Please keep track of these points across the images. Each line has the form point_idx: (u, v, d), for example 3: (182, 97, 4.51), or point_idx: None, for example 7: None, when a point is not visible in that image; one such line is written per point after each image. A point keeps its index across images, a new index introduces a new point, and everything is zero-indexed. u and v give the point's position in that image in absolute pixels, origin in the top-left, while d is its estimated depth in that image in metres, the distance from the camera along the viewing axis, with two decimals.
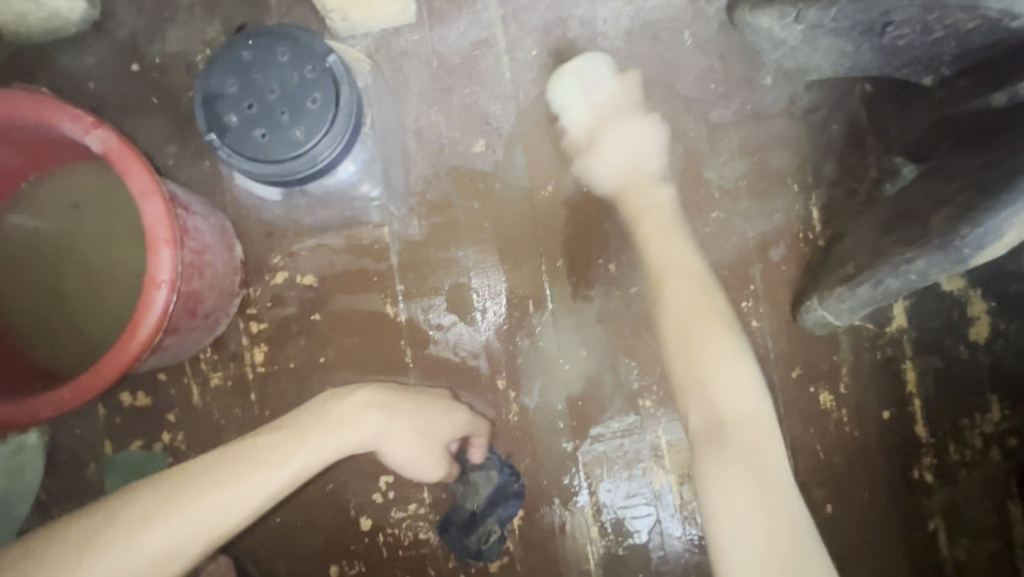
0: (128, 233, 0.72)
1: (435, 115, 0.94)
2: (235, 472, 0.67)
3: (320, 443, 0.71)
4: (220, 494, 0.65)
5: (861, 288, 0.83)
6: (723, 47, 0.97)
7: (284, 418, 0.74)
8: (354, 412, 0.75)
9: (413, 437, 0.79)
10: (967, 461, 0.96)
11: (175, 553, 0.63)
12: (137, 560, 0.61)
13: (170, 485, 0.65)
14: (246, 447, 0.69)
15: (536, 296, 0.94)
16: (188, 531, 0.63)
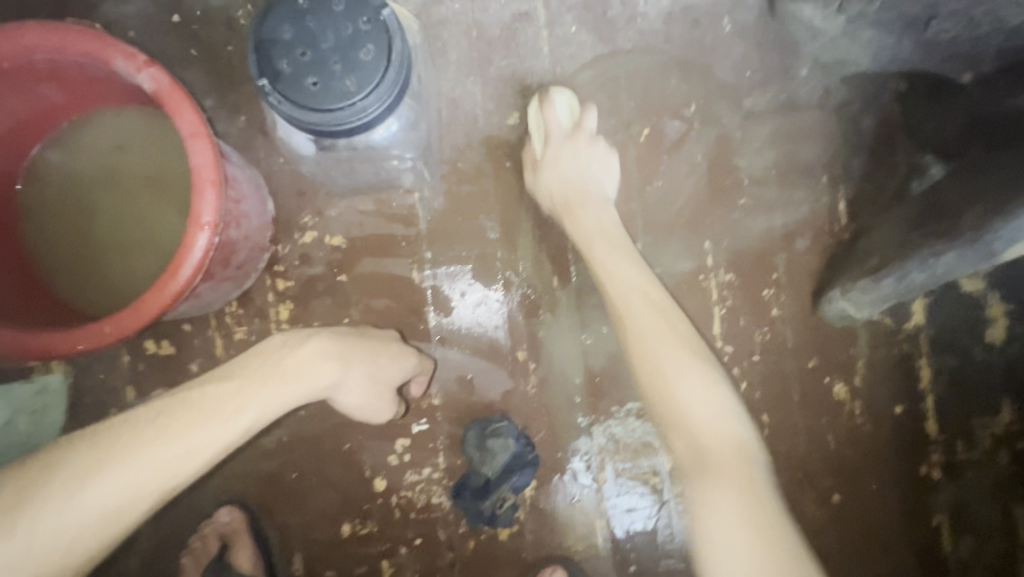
0: (168, 178, 0.72)
1: (472, 85, 0.94)
2: (187, 418, 0.66)
3: (275, 389, 0.72)
4: (170, 442, 0.64)
5: (885, 281, 0.83)
6: (762, 35, 0.97)
7: (237, 365, 0.73)
8: (306, 358, 0.75)
9: (367, 385, 0.80)
10: (975, 461, 0.97)
11: (126, 506, 0.62)
12: (86, 514, 0.60)
13: (114, 439, 0.63)
14: (200, 394, 0.69)
15: (561, 271, 0.94)
16: (147, 479, 0.62)
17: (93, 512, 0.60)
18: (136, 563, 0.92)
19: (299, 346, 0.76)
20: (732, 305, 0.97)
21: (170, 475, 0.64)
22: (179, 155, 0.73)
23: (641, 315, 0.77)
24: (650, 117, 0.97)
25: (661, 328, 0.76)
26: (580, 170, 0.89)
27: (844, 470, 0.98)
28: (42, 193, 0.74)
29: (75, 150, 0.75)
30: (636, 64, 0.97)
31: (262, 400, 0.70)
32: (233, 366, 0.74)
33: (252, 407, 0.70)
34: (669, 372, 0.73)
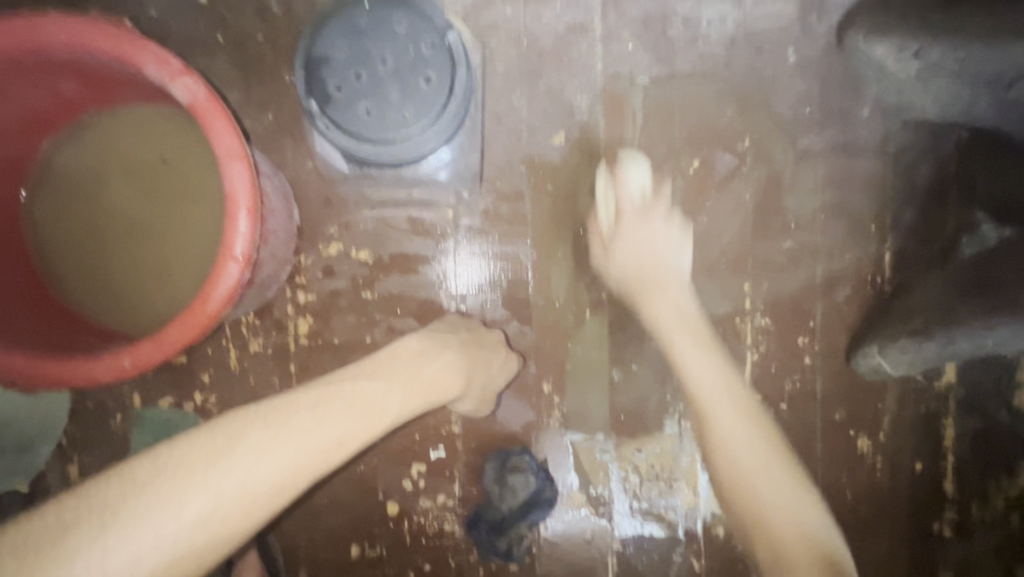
0: (197, 190, 0.67)
1: (517, 99, 0.88)
2: (323, 422, 0.62)
3: (409, 395, 0.71)
4: (302, 444, 0.60)
5: (928, 345, 0.80)
6: (826, 71, 0.92)
7: (365, 367, 0.71)
8: (440, 368, 0.76)
9: (477, 393, 0.84)
10: (986, 521, 0.97)
11: (284, 488, 0.59)
12: (251, 493, 0.56)
13: (276, 418, 0.61)
14: (341, 394, 0.66)
15: (593, 301, 0.91)
16: (273, 485, 0.58)
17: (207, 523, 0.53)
18: None
19: (432, 357, 0.76)
20: (765, 351, 0.94)
21: (299, 477, 0.60)
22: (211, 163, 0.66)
23: (726, 427, 0.78)
24: (701, 148, 0.91)
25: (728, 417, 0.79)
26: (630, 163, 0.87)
27: (857, 523, 0.97)
28: (59, 195, 0.68)
29: (96, 147, 0.69)
30: (691, 92, 0.91)
31: (395, 411, 0.69)
32: (358, 366, 0.72)
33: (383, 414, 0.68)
34: (769, 505, 0.73)
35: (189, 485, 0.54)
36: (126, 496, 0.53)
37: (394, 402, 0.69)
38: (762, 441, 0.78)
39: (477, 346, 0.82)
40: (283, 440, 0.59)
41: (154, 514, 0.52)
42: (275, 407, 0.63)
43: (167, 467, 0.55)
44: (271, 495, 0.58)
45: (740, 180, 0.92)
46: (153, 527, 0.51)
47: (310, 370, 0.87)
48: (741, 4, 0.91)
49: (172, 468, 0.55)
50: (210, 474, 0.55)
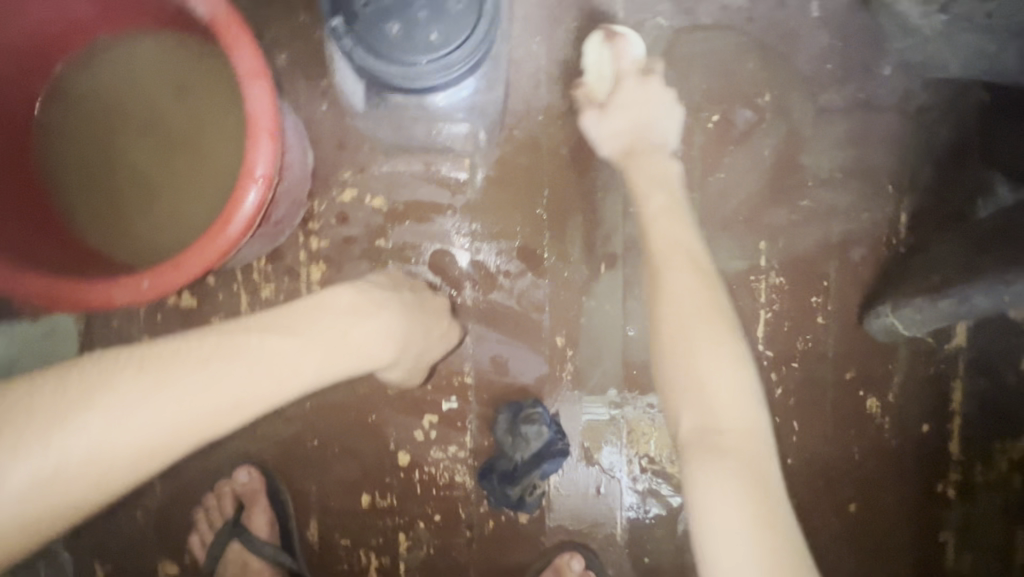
0: (215, 119, 0.65)
1: (536, 47, 0.87)
2: (213, 389, 0.53)
3: (327, 361, 0.61)
4: (180, 409, 0.51)
5: (943, 302, 0.80)
6: (849, 26, 0.91)
7: (276, 321, 0.61)
8: (373, 329, 0.66)
9: (408, 365, 0.77)
10: (988, 482, 0.99)
11: (155, 455, 0.50)
12: (118, 456, 0.49)
13: (150, 370, 0.51)
14: (243, 348, 0.56)
15: (609, 255, 0.90)
16: (147, 449, 0.50)
17: (49, 490, 0.46)
18: (145, 519, 0.87)
19: (368, 315, 0.67)
20: (779, 309, 0.94)
21: (178, 443, 0.51)
22: (228, 93, 0.65)
23: (718, 395, 0.80)
24: (721, 103, 0.90)
25: None
26: (650, 111, 0.84)
27: (863, 481, 0.98)
28: (73, 127, 0.67)
29: (110, 75, 0.67)
30: (713, 45, 0.90)
31: (312, 379, 0.61)
32: (273, 317, 0.61)
33: (299, 378, 0.60)
34: None
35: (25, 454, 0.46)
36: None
37: (315, 366, 0.60)
38: (758, 395, 0.80)
39: (411, 324, 0.72)
40: (162, 402, 0.50)
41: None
42: (151, 366, 0.52)
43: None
44: (141, 460, 0.50)
45: (758, 135, 0.91)
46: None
47: None
48: None
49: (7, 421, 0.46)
50: (48, 434, 0.46)
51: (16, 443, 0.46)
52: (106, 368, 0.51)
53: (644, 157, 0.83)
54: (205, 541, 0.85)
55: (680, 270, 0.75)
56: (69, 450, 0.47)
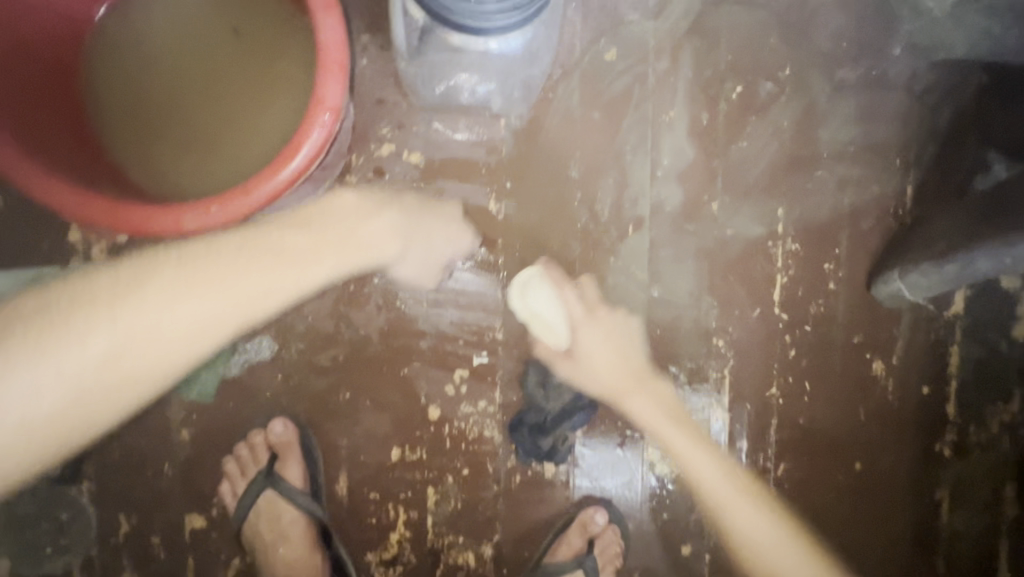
0: (271, 61, 0.66)
1: (572, 13, 0.90)
2: (251, 280, 0.73)
3: (336, 255, 0.81)
4: (224, 291, 0.72)
5: (950, 266, 0.86)
6: (864, 7, 0.96)
7: (288, 221, 0.77)
8: (375, 230, 0.84)
9: (421, 261, 0.87)
10: (980, 443, 1.05)
11: (212, 328, 0.72)
12: (175, 328, 0.70)
13: (190, 264, 0.71)
14: (269, 250, 0.75)
15: (636, 218, 0.93)
16: (207, 318, 0.71)
17: (139, 351, 0.68)
18: (171, 471, 0.86)
19: (369, 218, 0.84)
20: (794, 275, 0.98)
21: (231, 320, 0.73)
22: (286, 36, 0.66)
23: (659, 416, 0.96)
24: (745, 75, 0.95)
25: (648, 406, 0.95)
26: (624, 344, 0.94)
27: (867, 441, 1.03)
28: (130, 72, 0.69)
29: (162, 20, 0.69)
30: (738, 19, 0.94)
31: (323, 273, 0.80)
32: (290, 217, 0.78)
33: (319, 271, 0.80)
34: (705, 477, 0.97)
35: (114, 319, 0.67)
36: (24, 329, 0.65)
37: (329, 255, 0.80)
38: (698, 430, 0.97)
39: (411, 226, 0.86)
40: (205, 287, 0.70)
41: (72, 329, 0.66)
42: (187, 261, 0.71)
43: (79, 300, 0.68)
44: (200, 331, 0.72)
45: (778, 107, 0.96)
46: (64, 361, 0.65)
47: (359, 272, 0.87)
48: None
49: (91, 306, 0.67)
50: (127, 306, 0.68)
51: (115, 308, 0.68)
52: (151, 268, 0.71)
53: (619, 308, 0.94)
54: (235, 490, 0.86)
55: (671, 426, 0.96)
56: (146, 315, 0.68)
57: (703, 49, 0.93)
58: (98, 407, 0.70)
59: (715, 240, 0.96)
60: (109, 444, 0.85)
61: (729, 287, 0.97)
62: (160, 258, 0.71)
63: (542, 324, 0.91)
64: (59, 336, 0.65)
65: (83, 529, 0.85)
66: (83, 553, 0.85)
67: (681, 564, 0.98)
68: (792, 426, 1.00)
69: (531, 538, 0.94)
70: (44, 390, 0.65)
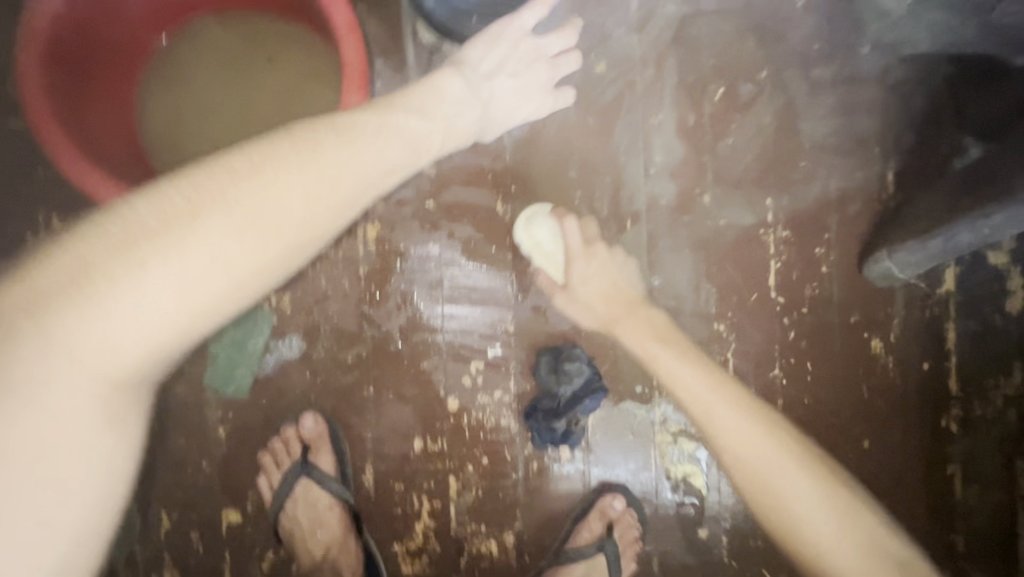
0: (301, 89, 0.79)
1: (563, 31, 0.99)
2: (389, 144, 0.73)
3: (449, 128, 0.82)
4: (372, 151, 0.71)
5: (932, 242, 0.91)
6: (832, 12, 1.04)
7: (409, 102, 0.78)
8: (470, 117, 0.85)
9: (516, 116, 0.92)
10: (986, 417, 1.07)
11: (354, 196, 0.70)
12: (325, 201, 0.67)
13: (327, 138, 0.68)
14: (388, 125, 0.74)
15: (633, 212, 1.00)
16: (361, 176, 0.70)
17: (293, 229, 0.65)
18: (209, 467, 0.92)
19: (467, 99, 0.85)
20: (787, 260, 1.04)
21: (367, 190, 0.72)
22: (311, 67, 0.79)
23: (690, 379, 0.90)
24: (726, 78, 1.03)
25: (690, 374, 0.90)
26: (614, 276, 0.97)
27: (874, 419, 1.06)
28: (169, 88, 0.80)
29: (202, 46, 0.80)
30: (715, 28, 1.02)
31: (435, 149, 0.81)
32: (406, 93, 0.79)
33: (431, 144, 0.80)
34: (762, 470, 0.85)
35: (275, 185, 0.63)
36: (171, 215, 0.59)
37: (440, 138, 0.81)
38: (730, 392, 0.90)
39: (490, 112, 0.89)
40: (344, 163, 0.68)
41: (235, 207, 0.61)
42: (333, 128, 0.68)
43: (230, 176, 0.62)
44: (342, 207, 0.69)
45: (759, 106, 1.03)
46: (218, 238, 0.59)
47: (378, 273, 0.95)
48: None
49: (233, 185, 0.62)
50: (288, 172, 0.64)
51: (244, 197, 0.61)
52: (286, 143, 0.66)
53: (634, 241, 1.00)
54: (271, 483, 0.91)
55: (677, 364, 0.91)
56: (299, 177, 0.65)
57: (685, 57, 1.02)
58: (255, 286, 0.64)
59: (709, 230, 1.02)
60: (154, 444, 0.92)
61: (726, 274, 1.02)
62: (308, 131, 0.68)
63: (543, 253, 0.95)
64: (221, 212, 0.60)
65: (128, 527, 0.91)
66: (129, 548, 0.91)
67: (700, 547, 1.00)
68: (797, 405, 1.04)
69: (552, 526, 0.97)
70: (213, 266, 0.59)
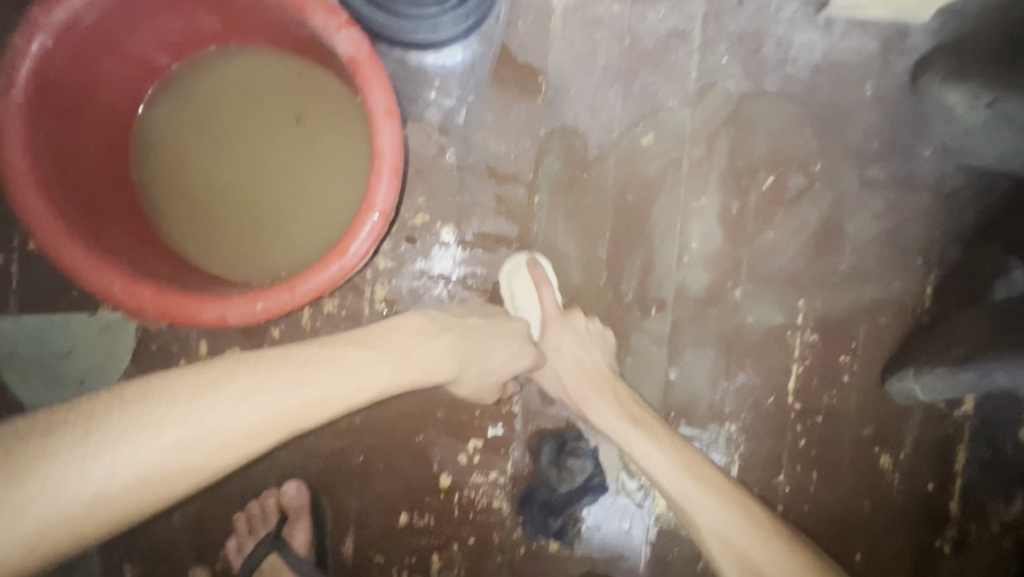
0: (324, 155, 0.66)
1: (613, 95, 0.91)
2: (300, 386, 0.62)
3: (360, 387, 0.67)
4: (273, 405, 0.60)
5: (964, 373, 0.83)
6: (897, 107, 0.97)
7: (315, 360, 0.65)
8: (438, 352, 0.74)
9: (477, 377, 0.80)
10: (983, 543, 1.03)
11: (229, 446, 0.57)
12: (186, 452, 0.55)
13: (215, 377, 0.60)
14: (319, 357, 0.66)
15: (659, 300, 0.95)
16: (252, 428, 0.59)
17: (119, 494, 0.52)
18: (180, 521, 0.87)
19: (430, 338, 0.74)
20: (810, 365, 0.99)
21: (249, 442, 0.59)
22: (341, 131, 0.66)
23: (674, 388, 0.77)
24: (777, 166, 0.96)
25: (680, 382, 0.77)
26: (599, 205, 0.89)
27: (870, 533, 1.03)
28: (175, 142, 0.68)
29: (215, 86, 0.68)
30: (774, 111, 0.95)
31: (381, 385, 0.68)
32: (345, 337, 0.70)
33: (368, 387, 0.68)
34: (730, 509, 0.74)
35: (157, 422, 0.55)
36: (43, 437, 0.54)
37: (379, 374, 0.68)
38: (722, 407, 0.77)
39: (469, 344, 0.77)
40: (218, 407, 0.57)
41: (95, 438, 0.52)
42: (260, 360, 0.63)
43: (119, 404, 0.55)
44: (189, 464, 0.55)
45: (806, 199, 0.97)
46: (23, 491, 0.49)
47: None
48: (831, 35, 0.95)
49: (73, 425, 0.53)
50: (173, 412, 0.56)
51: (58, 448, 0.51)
52: (168, 381, 0.59)
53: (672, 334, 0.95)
54: (242, 548, 0.87)
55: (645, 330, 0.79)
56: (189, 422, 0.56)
57: (735, 138, 0.94)
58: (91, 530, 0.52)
59: (736, 326, 0.97)
60: None
61: (745, 373, 0.98)
62: (219, 367, 0.61)
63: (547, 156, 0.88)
64: (86, 434, 0.52)
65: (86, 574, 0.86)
66: None
67: None
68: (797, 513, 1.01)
69: None
70: (50, 496, 0.50)
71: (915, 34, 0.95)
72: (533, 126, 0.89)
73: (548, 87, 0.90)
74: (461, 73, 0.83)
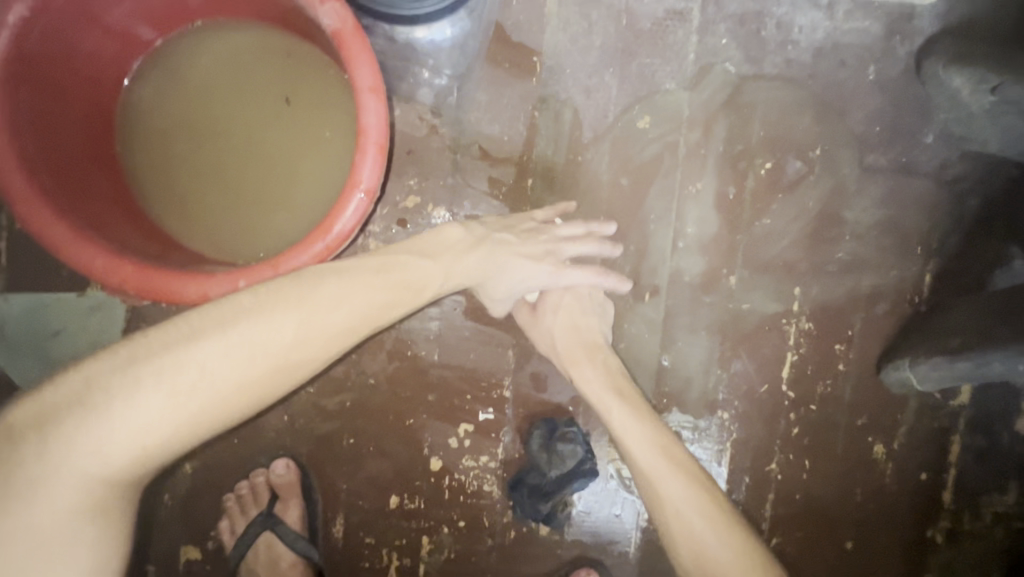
0: (315, 132, 0.65)
1: (610, 77, 0.89)
2: (383, 284, 0.64)
3: (423, 290, 0.68)
4: (366, 298, 0.62)
5: (962, 363, 0.82)
6: (900, 92, 0.95)
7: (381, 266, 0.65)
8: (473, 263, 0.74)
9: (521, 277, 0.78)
10: (975, 532, 1.03)
11: (336, 334, 0.59)
12: (304, 341, 0.57)
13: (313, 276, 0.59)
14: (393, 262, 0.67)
15: (653, 286, 0.94)
16: (352, 320, 0.60)
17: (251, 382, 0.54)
18: (171, 501, 0.88)
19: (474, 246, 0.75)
20: (805, 353, 0.98)
21: (352, 333, 0.61)
22: (329, 106, 0.65)
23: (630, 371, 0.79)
24: (775, 151, 0.94)
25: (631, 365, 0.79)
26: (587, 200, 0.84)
27: (861, 521, 1.03)
28: (159, 118, 0.67)
29: (199, 60, 0.67)
30: (774, 94, 0.93)
31: (438, 288, 0.71)
32: (406, 244, 0.71)
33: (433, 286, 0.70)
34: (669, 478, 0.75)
35: (270, 319, 0.55)
36: (111, 372, 0.51)
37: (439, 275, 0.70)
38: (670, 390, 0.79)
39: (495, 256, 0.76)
40: (323, 303, 0.58)
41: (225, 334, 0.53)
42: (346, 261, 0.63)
43: (131, 359, 0.52)
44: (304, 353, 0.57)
45: (804, 185, 0.95)
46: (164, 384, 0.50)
47: None
48: (834, 17, 0.93)
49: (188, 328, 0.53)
50: (287, 307, 0.56)
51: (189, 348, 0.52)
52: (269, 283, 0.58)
53: (665, 320, 0.95)
54: (233, 529, 0.87)
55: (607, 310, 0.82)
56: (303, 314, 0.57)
57: (733, 122, 0.93)
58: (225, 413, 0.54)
59: (731, 313, 0.96)
60: None
61: (739, 361, 0.97)
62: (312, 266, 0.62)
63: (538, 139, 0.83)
64: (217, 333, 0.53)
65: None
66: None
67: None
68: (788, 501, 1.01)
69: None
70: (196, 384, 0.52)
71: (921, 16, 0.93)
72: (527, 107, 0.88)
73: (543, 68, 0.88)
74: (450, 53, 0.78)
